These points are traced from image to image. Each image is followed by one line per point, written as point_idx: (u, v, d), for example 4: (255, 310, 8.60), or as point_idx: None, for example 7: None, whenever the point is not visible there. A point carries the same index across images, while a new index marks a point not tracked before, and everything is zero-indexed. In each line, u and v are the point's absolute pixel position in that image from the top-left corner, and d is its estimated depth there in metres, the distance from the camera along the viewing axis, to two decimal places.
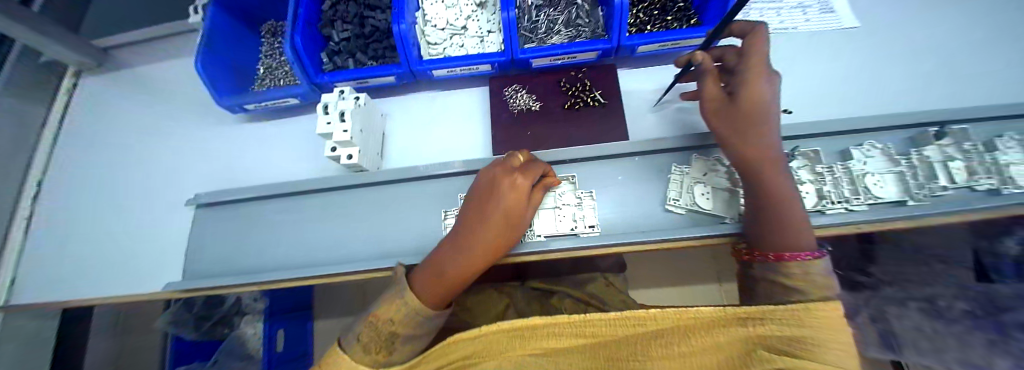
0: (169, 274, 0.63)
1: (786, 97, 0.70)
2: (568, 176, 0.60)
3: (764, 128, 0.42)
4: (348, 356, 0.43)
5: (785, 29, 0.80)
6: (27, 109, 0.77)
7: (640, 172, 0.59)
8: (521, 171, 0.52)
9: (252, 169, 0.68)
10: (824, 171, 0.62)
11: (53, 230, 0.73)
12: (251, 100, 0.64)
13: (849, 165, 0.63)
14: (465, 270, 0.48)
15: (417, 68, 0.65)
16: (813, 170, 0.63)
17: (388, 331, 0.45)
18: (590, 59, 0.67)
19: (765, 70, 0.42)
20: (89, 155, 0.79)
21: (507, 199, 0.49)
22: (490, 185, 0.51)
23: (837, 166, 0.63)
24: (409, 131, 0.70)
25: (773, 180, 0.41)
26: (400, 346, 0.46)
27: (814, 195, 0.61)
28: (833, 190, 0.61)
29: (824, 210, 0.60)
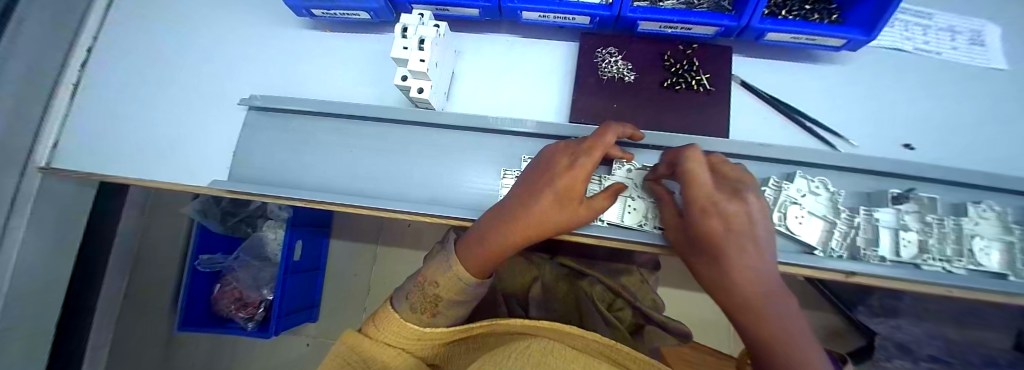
0: (217, 170, 0.61)
1: (908, 128, 0.61)
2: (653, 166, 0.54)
3: (729, 238, 0.36)
4: (398, 315, 0.46)
5: (928, 52, 0.66)
6: None
7: None
8: (584, 146, 0.45)
9: (307, 81, 0.63)
10: (935, 222, 0.52)
11: (95, 102, 0.71)
12: (319, 5, 0.57)
13: (961, 222, 0.52)
14: (505, 243, 0.45)
15: (507, 5, 0.56)
16: (922, 219, 0.53)
17: (433, 295, 0.47)
18: (706, 35, 0.58)
19: (744, 192, 0.38)
20: (134, 30, 0.75)
21: (555, 176, 0.44)
22: (547, 162, 0.47)
23: (947, 219, 0.53)
24: (481, 75, 0.63)
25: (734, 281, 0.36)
26: (445, 309, 0.48)
27: (914, 246, 0.52)
28: (935, 245, 0.52)
29: (920, 265, 0.51)
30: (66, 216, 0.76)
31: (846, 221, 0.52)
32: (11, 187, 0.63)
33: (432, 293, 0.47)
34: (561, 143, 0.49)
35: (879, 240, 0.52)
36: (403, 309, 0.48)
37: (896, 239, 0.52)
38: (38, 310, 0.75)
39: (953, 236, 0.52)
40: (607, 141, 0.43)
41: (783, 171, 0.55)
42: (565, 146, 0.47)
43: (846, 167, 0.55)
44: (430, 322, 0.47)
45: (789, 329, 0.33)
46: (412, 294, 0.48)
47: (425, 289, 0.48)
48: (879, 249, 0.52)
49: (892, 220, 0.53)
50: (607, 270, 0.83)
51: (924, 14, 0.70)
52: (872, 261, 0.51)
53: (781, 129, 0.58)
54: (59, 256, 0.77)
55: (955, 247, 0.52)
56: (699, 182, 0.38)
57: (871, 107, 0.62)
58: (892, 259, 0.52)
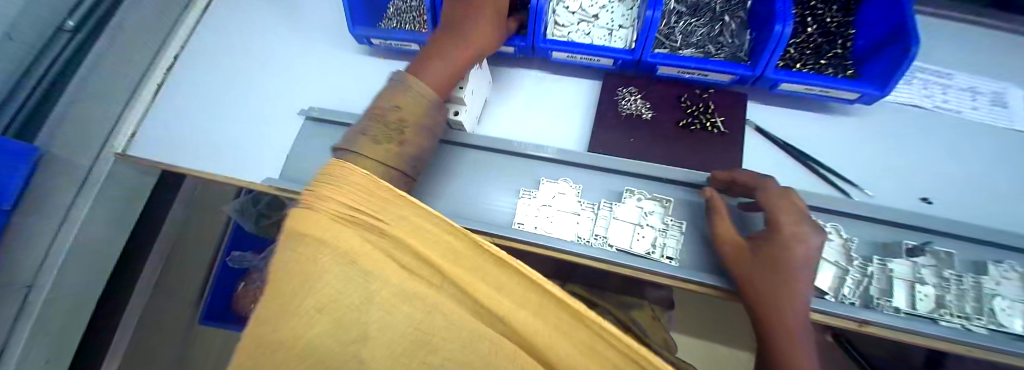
0: (269, 168, 0.69)
1: (924, 183, 0.62)
2: (664, 199, 0.56)
3: (798, 268, 0.40)
4: None
5: (946, 110, 0.68)
6: None
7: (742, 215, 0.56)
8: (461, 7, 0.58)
9: (358, 98, 0.72)
10: (953, 278, 0.52)
11: (173, 101, 0.83)
12: (379, 36, 0.67)
13: (981, 280, 0.52)
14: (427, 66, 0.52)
15: (540, 45, 0.63)
16: (938, 274, 0.53)
17: (395, 122, 0.45)
18: (721, 82, 0.62)
19: (816, 231, 0.42)
20: (216, 43, 0.88)
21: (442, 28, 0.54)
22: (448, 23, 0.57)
23: (966, 277, 0.53)
24: (511, 104, 0.70)
25: (785, 306, 0.40)
26: None
27: (931, 300, 0.52)
28: (954, 302, 0.52)
29: (937, 319, 0.50)
30: (125, 197, 0.85)
31: (858, 269, 0.53)
32: (85, 169, 0.72)
33: (393, 123, 0.45)
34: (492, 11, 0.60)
35: (893, 290, 0.52)
36: (363, 140, 0.43)
37: (913, 292, 0.52)
38: (85, 281, 0.82)
39: (972, 294, 0.52)
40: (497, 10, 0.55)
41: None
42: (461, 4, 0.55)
43: (858, 215, 0.56)
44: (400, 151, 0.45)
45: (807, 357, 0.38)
46: (369, 126, 0.45)
47: (384, 124, 0.45)
48: (893, 299, 0.52)
49: (907, 272, 0.52)
50: (616, 301, 0.83)
51: (944, 74, 0.73)
52: (887, 313, 0.51)
53: (794, 173, 0.61)
54: (114, 232, 0.85)
55: (974, 305, 0.51)
56: (789, 214, 0.43)
57: (885, 159, 0.63)
58: (907, 311, 0.51)
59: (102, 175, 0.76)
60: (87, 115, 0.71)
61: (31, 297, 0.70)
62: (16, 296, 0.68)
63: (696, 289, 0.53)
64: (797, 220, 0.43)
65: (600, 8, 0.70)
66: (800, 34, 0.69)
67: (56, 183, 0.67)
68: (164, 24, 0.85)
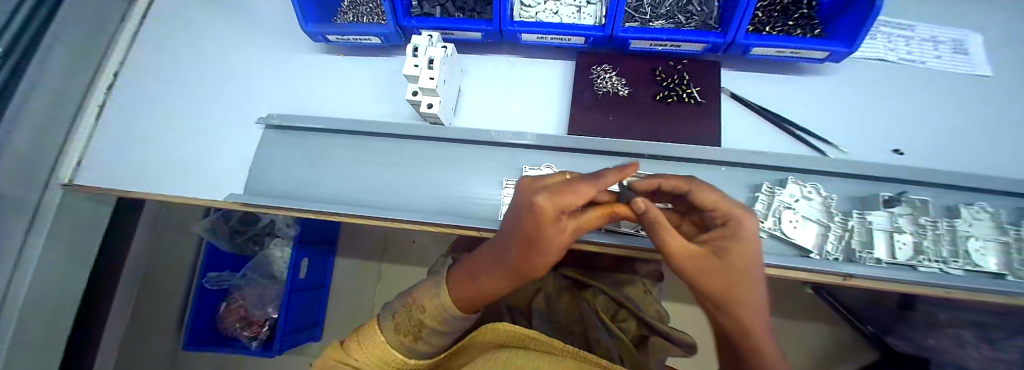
0: (234, 185, 0.64)
1: (896, 135, 0.63)
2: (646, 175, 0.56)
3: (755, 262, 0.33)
4: (381, 332, 0.43)
5: (911, 62, 0.70)
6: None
7: (725, 183, 0.55)
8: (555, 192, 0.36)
9: (321, 101, 0.67)
10: (929, 224, 0.54)
11: (120, 122, 0.76)
12: (335, 31, 0.62)
13: (955, 224, 0.54)
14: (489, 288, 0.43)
15: (508, 28, 0.61)
16: (915, 221, 0.54)
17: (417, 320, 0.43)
18: (694, 52, 0.62)
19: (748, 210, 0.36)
20: (161, 54, 0.81)
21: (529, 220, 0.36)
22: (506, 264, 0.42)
23: (941, 222, 0.55)
24: (485, 93, 0.67)
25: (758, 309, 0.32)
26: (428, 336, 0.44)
27: (908, 247, 0.54)
28: (931, 247, 0.54)
29: (917, 266, 0.52)
30: (80, 231, 0.77)
31: (839, 225, 0.54)
32: (33, 202, 0.66)
33: (416, 318, 0.43)
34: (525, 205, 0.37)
35: (874, 241, 0.54)
36: (387, 329, 0.43)
37: (891, 241, 0.54)
38: (51, 324, 0.76)
39: (948, 237, 0.54)
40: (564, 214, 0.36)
41: (774, 177, 0.57)
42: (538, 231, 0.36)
43: (838, 171, 0.56)
44: (412, 348, 0.43)
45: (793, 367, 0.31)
46: (395, 316, 0.44)
47: (410, 313, 0.44)
48: (873, 250, 0.53)
49: (886, 223, 0.54)
50: (609, 280, 0.84)
51: (906, 26, 0.74)
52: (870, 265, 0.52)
53: (774, 137, 0.61)
54: (75, 268, 0.79)
55: (950, 248, 0.54)
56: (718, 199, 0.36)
57: (858, 115, 0.64)
58: (888, 261, 0.53)
59: (53, 207, 0.69)
60: (29, 144, 0.64)
61: None
62: None
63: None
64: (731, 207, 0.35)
65: None
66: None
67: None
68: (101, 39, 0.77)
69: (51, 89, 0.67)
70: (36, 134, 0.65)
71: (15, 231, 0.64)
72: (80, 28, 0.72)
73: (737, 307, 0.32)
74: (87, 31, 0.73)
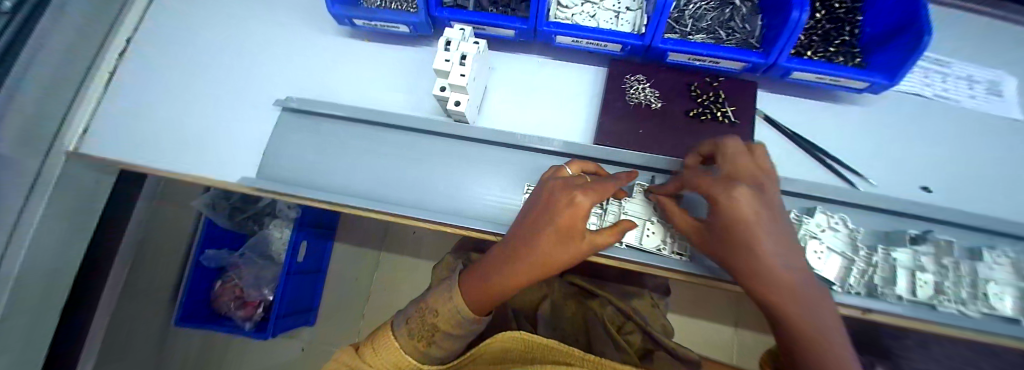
0: (245, 167, 0.62)
1: (923, 172, 0.62)
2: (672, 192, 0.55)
3: (755, 236, 0.34)
4: (395, 338, 0.42)
5: (946, 99, 0.69)
6: None
7: None
8: (585, 186, 0.41)
9: (341, 87, 0.65)
10: (951, 265, 0.53)
11: (129, 90, 0.73)
12: (362, 15, 0.60)
13: (977, 265, 0.54)
14: (509, 282, 0.42)
15: (544, 29, 0.59)
16: (939, 261, 0.54)
17: (431, 321, 0.42)
18: (731, 70, 0.60)
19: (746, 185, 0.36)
20: (175, 22, 0.78)
21: (562, 209, 0.40)
22: (513, 249, 0.43)
23: (964, 263, 0.54)
24: (512, 92, 0.65)
25: (764, 272, 0.35)
26: (442, 341, 0.42)
27: (930, 286, 0.53)
28: (951, 287, 0.53)
29: (937, 306, 0.52)
30: (80, 198, 0.74)
31: (863, 259, 0.53)
32: (36, 168, 0.62)
33: (430, 323, 0.42)
34: (548, 192, 0.43)
35: (896, 280, 0.52)
36: (402, 335, 0.42)
37: (912, 279, 0.53)
38: (49, 290, 0.74)
39: (968, 279, 0.54)
40: (580, 210, 0.39)
41: (801, 205, 0.56)
42: (546, 218, 0.41)
43: (867, 205, 0.56)
44: (424, 354, 0.42)
45: (817, 315, 0.34)
46: (409, 319, 0.43)
47: (424, 317, 0.43)
48: (896, 287, 0.52)
49: (908, 260, 0.54)
50: (616, 290, 0.82)
51: (942, 61, 0.73)
52: (888, 302, 0.51)
53: (803, 163, 0.60)
54: (75, 237, 0.76)
55: (970, 290, 0.53)
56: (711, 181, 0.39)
57: (887, 147, 0.63)
58: (909, 299, 0.52)
59: (55, 175, 0.66)
60: (35, 106, 0.60)
61: None
62: None
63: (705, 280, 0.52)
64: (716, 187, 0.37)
65: None
66: (809, 20, 0.67)
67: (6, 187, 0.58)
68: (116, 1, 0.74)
69: (62, 51, 0.63)
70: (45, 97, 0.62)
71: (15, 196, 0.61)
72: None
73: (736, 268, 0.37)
74: None
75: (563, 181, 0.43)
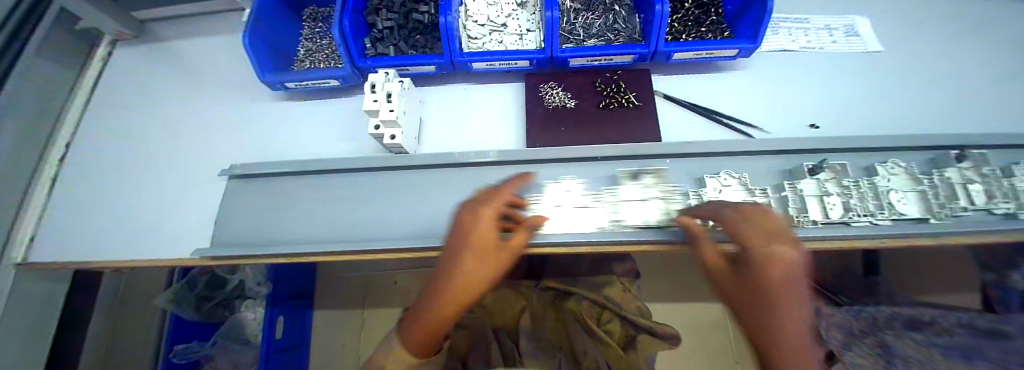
0: (199, 240, 0.63)
1: (807, 112, 0.72)
2: (608, 176, 0.61)
3: (783, 264, 0.32)
4: None
5: (812, 49, 0.81)
6: (59, 72, 0.80)
7: (676, 176, 0.61)
8: (486, 200, 0.48)
9: (285, 146, 0.69)
10: (851, 184, 0.61)
11: (69, 193, 0.74)
12: (292, 79, 0.65)
13: (874, 180, 0.61)
14: (435, 321, 0.43)
15: (458, 59, 0.67)
16: (840, 184, 0.61)
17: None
18: (626, 62, 0.69)
19: (779, 230, 0.37)
20: (111, 121, 0.81)
21: (473, 230, 0.45)
22: (434, 281, 0.46)
23: (862, 181, 0.62)
24: (445, 119, 0.71)
25: (778, 298, 0.31)
26: None
27: (840, 207, 0.59)
28: (858, 203, 0.60)
29: (850, 222, 0.58)
30: (22, 313, 0.71)
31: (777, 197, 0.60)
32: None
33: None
34: (463, 210, 0.48)
35: (807, 206, 0.59)
36: None
37: (823, 203, 0.60)
38: None
39: (871, 193, 0.61)
40: (489, 226, 0.45)
41: (695, 177, 0.63)
42: (462, 243, 0.45)
43: (765, 149, 0.64)
44: None
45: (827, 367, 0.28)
46: None
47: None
48: (808, 214, 0.58)
49: (815, 188, 0.60)
50: (586, 283, 0.87)
51: (802, 20, 0.87)
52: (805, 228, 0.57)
53: (707, 126, 0.68)
54: (20, 356, 0.72)
55: (877, 202, 0.60)
56: (745, 217, 0.40)
57: (773, 99, 0.73)
58: (823, 222, 0.59)
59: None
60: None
61: None
62: None
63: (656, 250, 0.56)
64: (743, 223, 0.39)
65: (506, 17, 0.74)
66: (681, 10, 0.79)
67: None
68: (47, 112, 0.77)
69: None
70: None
71: None
72: (18, 110, 0.71)
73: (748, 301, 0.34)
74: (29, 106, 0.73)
75: (478, 204, 0.48)
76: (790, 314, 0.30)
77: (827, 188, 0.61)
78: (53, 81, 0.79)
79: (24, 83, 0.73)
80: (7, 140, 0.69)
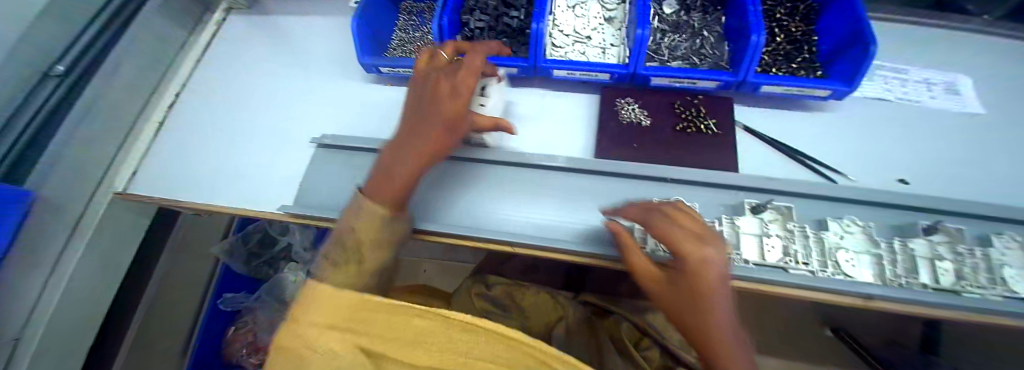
0: (282, 197, 0.69)
1: (896, 166, 0.68)
2: (692, 204, 0.61)
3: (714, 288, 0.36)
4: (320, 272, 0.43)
5: (908, 101, 0.77)
6: (177, 28, 0.91)
7: (781, 216, 0.60)
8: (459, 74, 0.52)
9: (369, 124, 0.75)
10: (965, 252, 0.56)
11: (173, 138, 0.83)
12: (387, 64, 0.71)
13: (988, 251, 0.57)
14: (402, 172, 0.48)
15: (542, 64, 0.69)
16: (953, 249, 0.57)
17: (351, 244, 0.45)
18: (709, 88, 0.69)
19: (704, 240, 0.39)
20: (216, 80, 0.91)
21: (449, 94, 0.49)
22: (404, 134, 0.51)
23: (975, 250, 0.57)
24: (519, 120, 0.73)
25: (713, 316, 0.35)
26: (366, 264, 0.44)
27: (952, 274, 0.56)
28: (970, 274, 0.56)
29: (960, 291, 0.55)
30: (115, 237, 0.80)
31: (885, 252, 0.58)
32: (78, 209, 0.70)
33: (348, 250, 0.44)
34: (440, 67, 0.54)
35: (918, 267, 0.57)
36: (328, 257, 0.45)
37: (935, 268, 0.56)
38: (81, 326, 0.77)
39: (983, 265, 0.56)
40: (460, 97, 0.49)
41: (814, 218, 0.63)
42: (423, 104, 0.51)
43: (844, 197, 0.61)
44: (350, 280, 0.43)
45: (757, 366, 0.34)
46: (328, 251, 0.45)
47: (342, 245, 0.45)
48: (919, 275, 0.56)
49: (926, 251, 0.57)
50: (630, 306, 0.85)
51: (898, 69, 0.82)
52: (911, 289, 0.54)
53: (786, 165, 0.66)
54: (107, 274, 0.81)
55: (988, 276, 0.56)
56: (677, 227, 0.41)
57: (859, 147, 0.70)
58: (935, 286, 0.55)
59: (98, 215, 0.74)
60: (78, 156, 0.69)
61: (20, 349, 0.64)
62: (4, 350, 0.61)
63: (742, 285, 0.57)
64: (672, 235, 0.40)
65: (592, 30, 0.76)
66: (771, 43, 0.77)
67: (50, 227, 0.64)
68: (162, 62, 0.87)
69: (106, 112, 0.74)
70: (88, 148, 0.70)
71: (61, 233, 0.67)
72: (142, 57, 0.81)
73: (684, 316, 0.38)
74: (148, 55, 0.83)
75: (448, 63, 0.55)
76: (718, 320, 0.35)
77: (938, 251, 0.58)
78: (174, 37, 0.89)
79: (150, 34, 0.83)
80: (129, 80, 0.78)
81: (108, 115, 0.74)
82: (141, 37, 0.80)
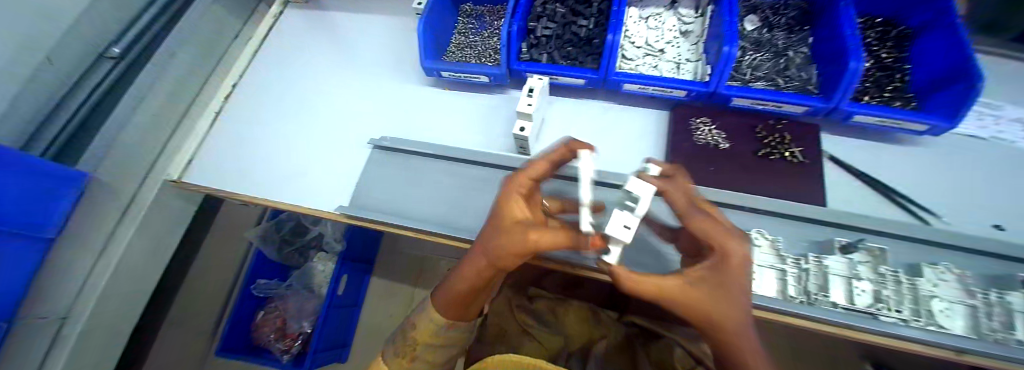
0: (336, 196, 0.67)
1: (998, 210, 0.61)
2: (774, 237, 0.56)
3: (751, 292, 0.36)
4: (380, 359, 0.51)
5: (1006, 139, 0.70)
6: (234, 18, 0.91)
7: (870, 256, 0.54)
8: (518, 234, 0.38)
9: (427, 128, 0.73)
10: None
11: (227, 127, 0.84)
12: (450, 68, 0.68)
13: None
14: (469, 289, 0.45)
15: (613, 78, 0.65)
16: None
17: (411, 339, 0.48)
18: (794, 113, 0.64)
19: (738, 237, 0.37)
20: (269, 72, 0.91)
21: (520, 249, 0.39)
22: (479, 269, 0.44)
23: None
24: (582, 133, 0.70)
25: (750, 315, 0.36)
26: (422, 354, 0.48)
27: None
28: None
29: None
30: (164, 221, 0.80)
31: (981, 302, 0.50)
32: (131, 192, 0.70)
33: (411, 340, 0.48)
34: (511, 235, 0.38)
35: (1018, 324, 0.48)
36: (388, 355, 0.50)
37: None
38: (125, 310, 0.77)
39: None
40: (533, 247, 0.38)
41: (903, 261, 0.55)
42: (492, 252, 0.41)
43: (949, 243, 0.55)
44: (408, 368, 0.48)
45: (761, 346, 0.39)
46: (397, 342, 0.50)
47: (405, 333, 0.49)
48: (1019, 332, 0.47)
49: None
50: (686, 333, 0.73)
51: (993, 104, 0.75)
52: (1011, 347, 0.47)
53: (875, 202, 0.62)
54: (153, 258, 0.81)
55: None
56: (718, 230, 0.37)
57: (953, 186, 0.64)
58: None
59: (148, 200, 0.73)
60: (136, 139, 0.69)
61: (65, 331, 0.62)
62: (50, 330, 0.60)
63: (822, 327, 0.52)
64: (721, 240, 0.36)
65: (666, 43, 0.73)
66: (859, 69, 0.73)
67: (105, 209, 0.64)
68: (219, 51, 0.88)
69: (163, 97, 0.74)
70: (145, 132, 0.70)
71: (111, 216, 0.66)
72: (199, 45, 0.81)
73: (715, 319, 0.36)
74: (206, 43, 0.83)
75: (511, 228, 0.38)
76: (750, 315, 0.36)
77: None
78: (230, 26, 0.90)
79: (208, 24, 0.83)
80: (186, 68, 0.78)
81: (165, 101, 0.74)
82: (199, 25, 0.81)
